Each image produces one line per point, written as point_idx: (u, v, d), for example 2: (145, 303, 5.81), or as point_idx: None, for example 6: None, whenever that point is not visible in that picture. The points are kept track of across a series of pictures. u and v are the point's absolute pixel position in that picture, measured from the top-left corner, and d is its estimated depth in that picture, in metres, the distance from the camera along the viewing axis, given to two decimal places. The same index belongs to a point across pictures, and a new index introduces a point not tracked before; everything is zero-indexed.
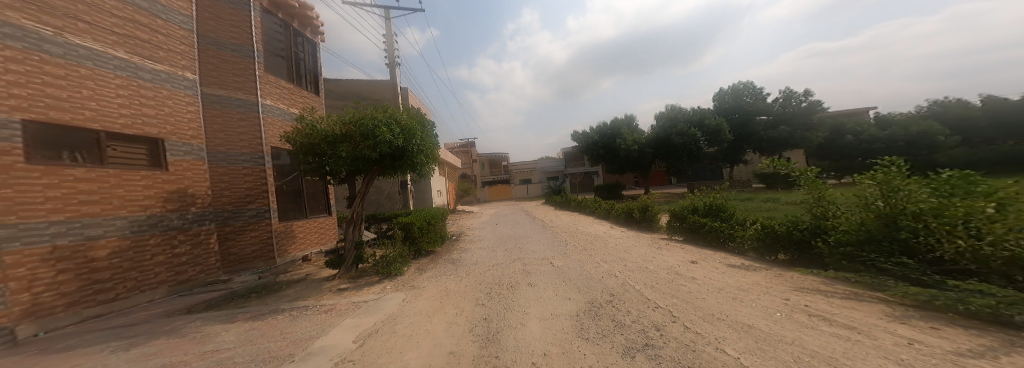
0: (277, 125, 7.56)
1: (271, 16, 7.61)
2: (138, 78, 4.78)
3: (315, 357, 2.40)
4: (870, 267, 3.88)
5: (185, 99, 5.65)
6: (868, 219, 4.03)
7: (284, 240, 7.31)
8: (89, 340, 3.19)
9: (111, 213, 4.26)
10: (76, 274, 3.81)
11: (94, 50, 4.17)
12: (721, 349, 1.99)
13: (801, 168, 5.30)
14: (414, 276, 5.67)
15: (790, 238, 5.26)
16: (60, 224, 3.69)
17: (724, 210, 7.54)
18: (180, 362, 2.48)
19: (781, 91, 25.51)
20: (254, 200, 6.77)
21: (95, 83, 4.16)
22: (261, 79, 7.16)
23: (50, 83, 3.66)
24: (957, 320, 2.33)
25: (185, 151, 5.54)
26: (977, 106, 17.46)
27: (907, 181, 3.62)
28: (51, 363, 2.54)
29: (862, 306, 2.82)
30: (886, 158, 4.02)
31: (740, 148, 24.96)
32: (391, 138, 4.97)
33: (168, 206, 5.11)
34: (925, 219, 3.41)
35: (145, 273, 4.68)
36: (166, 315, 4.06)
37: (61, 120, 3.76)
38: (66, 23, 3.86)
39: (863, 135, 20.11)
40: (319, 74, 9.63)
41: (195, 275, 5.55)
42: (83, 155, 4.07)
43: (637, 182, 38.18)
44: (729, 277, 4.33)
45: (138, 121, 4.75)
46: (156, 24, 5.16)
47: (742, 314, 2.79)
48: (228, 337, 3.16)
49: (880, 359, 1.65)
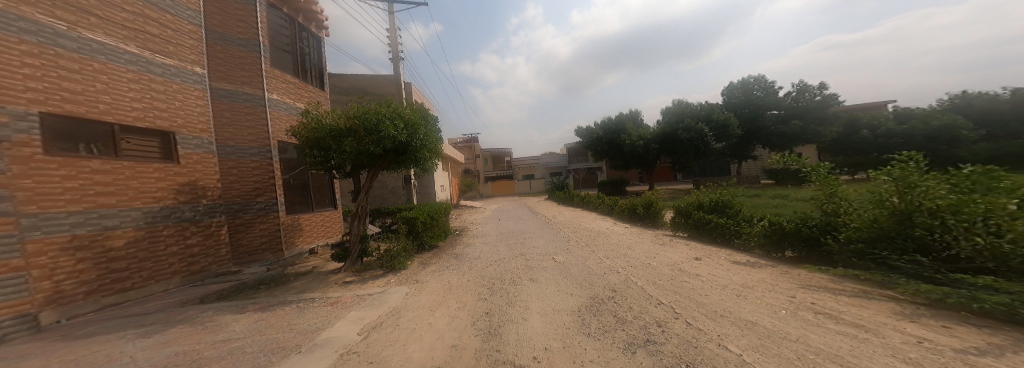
0: (284, 119, 7.66)
1: (276, 11, 7.68)
2: (149, 72, 4.88)
3: (320, 349, 2.45)
4: (882, 265, 3.79)
5: (195, 93, 5.76)
6: (882, 216, 3.90)
7: (291, 234, 7.47)
8: (108, 328, 3.32)
9: (126, 204, 4.39)
10: (95, 263, 3.96)
11: (107, 44, 4.27)
12: (723, 345, 1.97)
13: (811, 163, 5.13)
14: (417, 270, 5.74)
15: (798, 235, 5.15)
16: (78, 215, 3.83)
17: (730, 207, 7.38)
18: (192, 351, 2.55)
19: (795, 83, 24.39)
20: (262, 194, 6.91)
21: (109, 77, 4.27)
22: (267, 74, 7.25)
23: (65, 77, 3.78)
24: (970, 319, 2.26)
25: (195, 144, 5.67)
26: (1004, 98, 16.77)
27: (924, 177, 3.47)
28: (71, 349, 2.65)
29: (871, 305, 2.74)
30: (903, 152, 3.86)
31: (750, 143, 24.32)
32: (394, 133, 5.01)
33: (180, 199, 5.24)
34: (942, 216, 3.28)
35: (159, 264, 4.83)
36: (179, 304, 4.20)
37: (77, 113, 3.88)
38: (79, 17, 3.96)
39: (880, 130, 19.47)
40: (325, 69, 9.72)
41: (208, 265, 5.73)
42: (98, 148, 4.20)
43: (642, 178, 37.73)
44: (733, 274, 4.26)
45: (150, 114, 4.87)
46: (165, 18, 5.25)
47: (746, 311, 2.74)
48: (237, 327, 3.24)
49: (887, 356, 1.61)
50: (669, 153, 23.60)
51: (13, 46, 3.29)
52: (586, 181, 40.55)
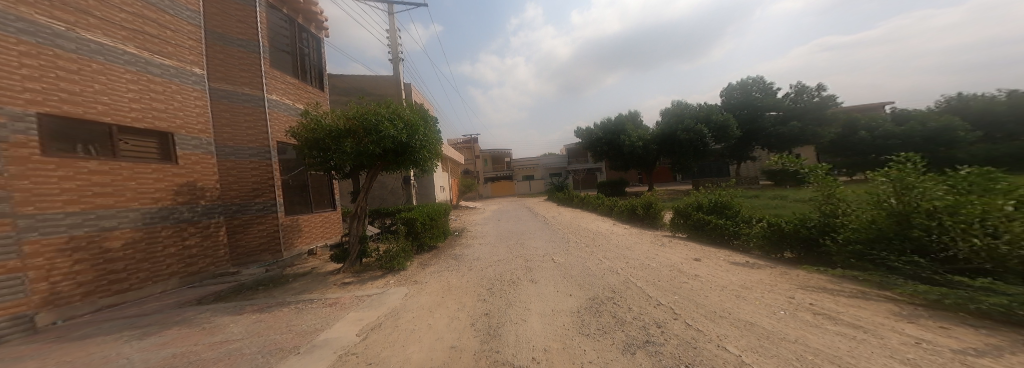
0: (283, 119, 7.65)
1: (276, 12, 7.67)
2: (147, 72, 4.87)
3: (319, 350, 2.44)
4: (880, 266, 3.80)
5: (194, 94, 5.75)
6: (880, 216, 3.92)
7: (290, 234, 7.45)
8: (105, 329, 3.30)
9: (124, 205, 4.38)
10: (92, 264, 3.94)
11: (105, 45, 4.26)
12: (722, 346, 1.97)
13: (810, 164, 5.14)
14: (416, 270, 5.74)
15: (797, 236, 5.16)
16: (76, 216, 3.81)
17: (729, 207, 7.40)
18: (189, 352, 2.54)
19: (794, 85, 24.48)
20: (261, 194, 6.89)
21: (107, 78, 4.26)
22: (267, 74, 7.24)
23: (63, 77, 3.77)
24: (968, 320, 2.27)
25: (193, 145, 5.65)
26: (1001, 100, 16.89)
27: (922, 178, 3.49)
28: (68, 350, 2.64)
29: (869, 305, 2.75)
30: (901, 154, 3.88)
31: (749, 144, 24.39)
32: (394, 133, 5.01)
33: (178, 199, 5.22)
34: (940, 217, 3.29)
35: (157, 265, 4.81)
36: (178, 305, 4.18)
37: (76, 114, 3.87)
38: (78, 17, 3.96)
39: (878, 131, 19.54)
40: (324, 70, 9.71)
41: (206, 266, 5.71)
42: (95, 149, 4.18)
43: (642, 179, 37.81)
44: (733, 275, 4.26)
45: (149, 115, 4.86)
46: (165, 19, 5.24)
47: (745, 312, 2.75)
48: (236, 329, 3.23)
49: (885, 357, 1.61)
50: (668, 154, 23.66)
51: (11, 46, 3.28)
52: (585, 182, 40.61)
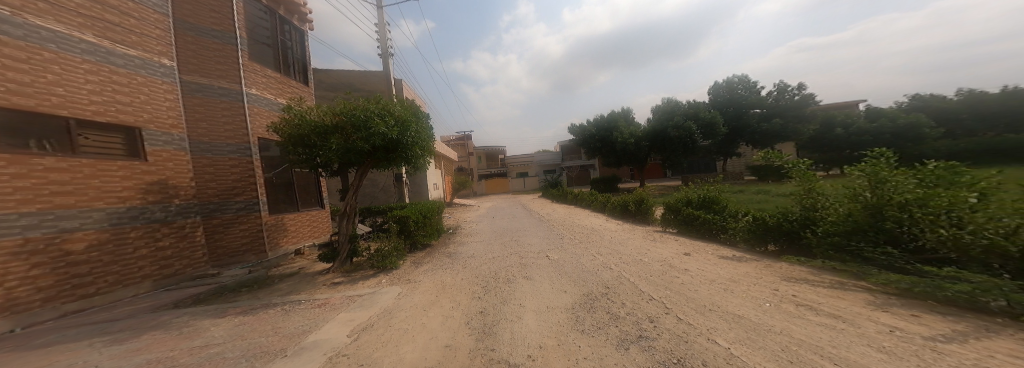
0: (264, 114, 7.31)
1: (254, 1, 7.25)
2: (109, 63, 4.53)
3: (308, 352, 2.37)
4: (855, 257, 4.01)
5: (163, 87, 5.41)
6: (856, 210, 4.11)
7: (274, 234, 7.16)
8: (71, 336, 3.11)
9: (87, 205, 4.10)
10: (52, 268, 3.69)
11: (58, 32, 3.92)
12: (712, 340, 2.03)
13: (792, 160, 5.31)
14: (410, 269, 5.66)
15: (780, 229, 5.36)
16: (32, 217, 3.55)
17: (717, 202, 7.60)
18: (167, 358, 2.43)
19: (775, 84, 25.33)
20: (242, 192, 6.59)
21: (61, 68, 3.94)
22: (246, 67, 6.90)
23: (10, 67, 3.45)
24: (937, 307, 2.44)
25: (164, 140, 5.33)
26: (957, 100, 18.11)
27: (894, 172, 3.69)
28: (33, 361, 2.46)
29: (847, 295, 2.91)
30: (876, 149, 4.06)
31: (734, 141, 25.19)
32: (385, 130, 4.86)
33: (148, 198, 4.92)
34: (911, 209, 3.48)
35: (127, 267, 4.54)
36: (153, 309, 3.98)
37: (27, 106, 3.57)
38: (25, 1, 3.61)
39: (853, 128, 20.70)
40: (307, 63, 9.28)
41: (182, 268, 5.43)
42: (52, 144, 3.89)
43: (631, 174, 38.50)
44: (721, 269, 4.40)
45: (112, 108, 4.54)
46: (127, 6, 4.88)
47: (733, 305, 2.85)
48: (217, 332, 3.09)
49: (863, 346, 1.70)
50: (658, 151, 24.05)
51: None
52: (578, 178, 40.84)
